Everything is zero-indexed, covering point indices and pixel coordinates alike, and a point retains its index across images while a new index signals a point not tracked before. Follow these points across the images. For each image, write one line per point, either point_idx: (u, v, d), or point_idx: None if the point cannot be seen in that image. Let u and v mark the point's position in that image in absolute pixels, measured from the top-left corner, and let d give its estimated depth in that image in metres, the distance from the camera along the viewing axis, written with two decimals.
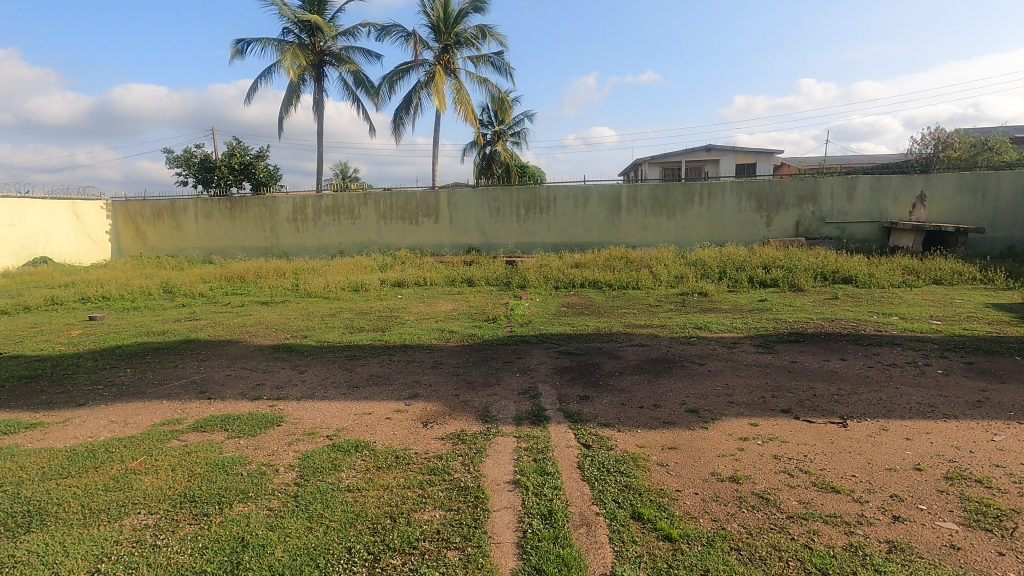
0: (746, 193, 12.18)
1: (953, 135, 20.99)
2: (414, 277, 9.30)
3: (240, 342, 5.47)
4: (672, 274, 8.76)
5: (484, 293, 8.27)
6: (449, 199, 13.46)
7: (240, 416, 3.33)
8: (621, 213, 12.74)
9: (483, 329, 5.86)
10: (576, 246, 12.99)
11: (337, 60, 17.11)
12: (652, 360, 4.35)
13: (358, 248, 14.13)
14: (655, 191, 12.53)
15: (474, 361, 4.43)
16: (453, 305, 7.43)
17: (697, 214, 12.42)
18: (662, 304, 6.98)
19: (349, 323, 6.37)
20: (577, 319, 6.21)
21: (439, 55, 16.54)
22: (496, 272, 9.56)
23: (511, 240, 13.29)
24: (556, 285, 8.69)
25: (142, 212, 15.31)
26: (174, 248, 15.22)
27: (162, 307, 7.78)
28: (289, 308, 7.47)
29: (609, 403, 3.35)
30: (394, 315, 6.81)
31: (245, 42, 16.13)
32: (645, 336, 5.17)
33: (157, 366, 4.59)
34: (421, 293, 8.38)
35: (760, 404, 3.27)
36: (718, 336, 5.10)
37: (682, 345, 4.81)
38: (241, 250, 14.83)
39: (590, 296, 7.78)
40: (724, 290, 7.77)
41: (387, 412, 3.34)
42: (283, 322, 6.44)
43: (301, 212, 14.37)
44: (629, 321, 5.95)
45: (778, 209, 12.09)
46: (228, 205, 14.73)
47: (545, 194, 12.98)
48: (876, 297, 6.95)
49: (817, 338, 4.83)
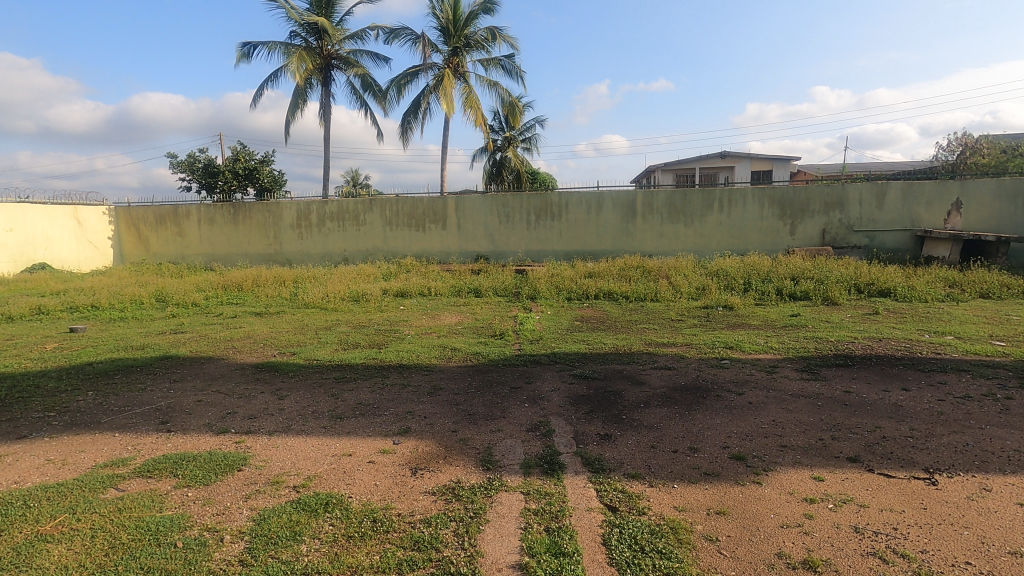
0: (769, 199, 11.57)
1: (981, 140, 20.20)
2: (419, 287, 8.81)
3: (222, 360, 4.97)
4: (693, 285, 8.18)
5: (492, 305, 7.74)
6: (456, 205, 12.98)
7: (197, 456, 2.82)
8: (636, 220, 12.18)
9: (490, 346, 5.32)
10: (589, 254, 12.46)
11: (344, 63, 16.80)
12: (682, 388, 3.79)
13: (363, 255, 13.70)
14: (672, 197, 11.96)
15: (477, 386, 3.89)
16: (457, 318, 6.91)
17: (716, 221, 11.82)
18: (684, 320, 6.41)
19: (344, 338, 5.87)
20: (593, 336, 5.65)
21: (448, 58, 16.17)
22: (505, 282, 9.03)
23: (521, 248, 12.78)
24: (568, 297, 8.15)
25: (144, 218, 15.01)
26: (176, 254, 14.89)
27: (150, 319, 7.33)
28: (282, 320, 6.98)
29: (635, 444, 2.80)
30: (393, 329, 6.30)
31: (252, 45, 15.86)
32: (670, 357, 4.60)
33: (123, 389, 4.09)
34: (425, 304, 7.88)
35: (821, 450, 2.70)
36: (752, 357, 4.53)
37: (713, 368, 4.23)
38: (244, 257, 14.47)
39: (605, 309, 7.22)
40: (751, 304, 7.19)
41: (371, 452, 2.82)
42: (273, 336, 5.95)
43: (305, 218, 13.96)
44: (650, 339, 5.39)
45: (803, 217, 11.47)
46: (232, 210, 14.37)
47: (556, 199, 12.45)
48: (921, 311, 6.34)
49: (868, 361, 4.24)
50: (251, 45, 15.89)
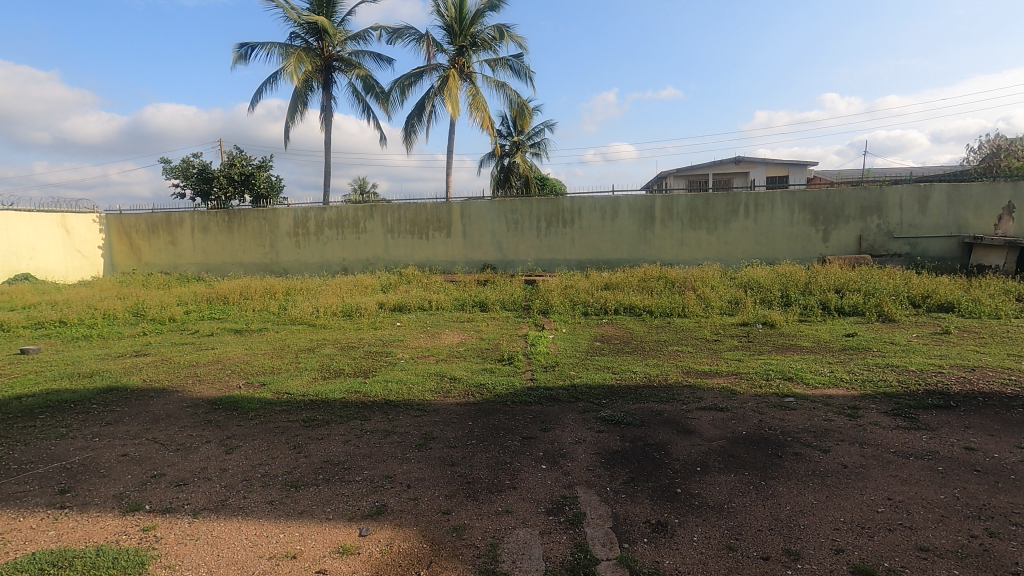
0: (799, 203, 10.67)
1: (1015, 143, 19.19)
2: (418, 301, 7.98)
3: (176, 392, 4.15)
4: (724, 299, 7.30)
5: (499, 322, 6.89)
6: (462, 211, 12.19)
7: (78, 557, 1.97)
8: (654, 227, 11.31)
9: (496, 376, 4.45)
10: (603, 263, 11.61)
11: (346, 65, 16.13)
12: (745, 440, 2.91)
13: (363, 265, 12.93)
14: (694, 201, 11.08)
15: (477, 438, 3.04)
16: (460, 337, 6.06)
17: (742, 228, 10.94)
18: (721, 342, 5.52)
19: (327, 362, 5.04)
20: (618, 362, 4.77)
21: (454, 58, 15.47)
22: (514, 295, 8.21)
23: (531, 256, 11.95)
24: (585, 312, 7.29)
25: (136, 226, 14.35)
26: (168, 264, 14.21)
27: (117, 337, 6.55)
28: (262, 340, 6.17)
29: (704, 544, 1.94)
30: (385, 351, 5.47)
31: (250, 47, 15.21)
32: (718, 394, 3.72)
33: (40, 435, 3.28)
34: (424, 320, 7.07)
35: (986, 561, 1.82)
36: (822, 395, 3.64)
37: (777, 411, 3.35)
38: (238, 267, 13.75)
39: (628, 328, 6.35)
40: (795, 321, 6.29)
41: (326, 554, 1.97)
42: (246, 361, 5.12)
43: (303, 226, 13.22)
44: (687, 367, 4.52)
45: (837, 222, 10.56)
46: (227, 218, 13.69)
47: (568, 205, 11.63)
48: (1001, 331, 5.43)
49: (975, 402, 3.34)
50: (249, 45, 15.25)
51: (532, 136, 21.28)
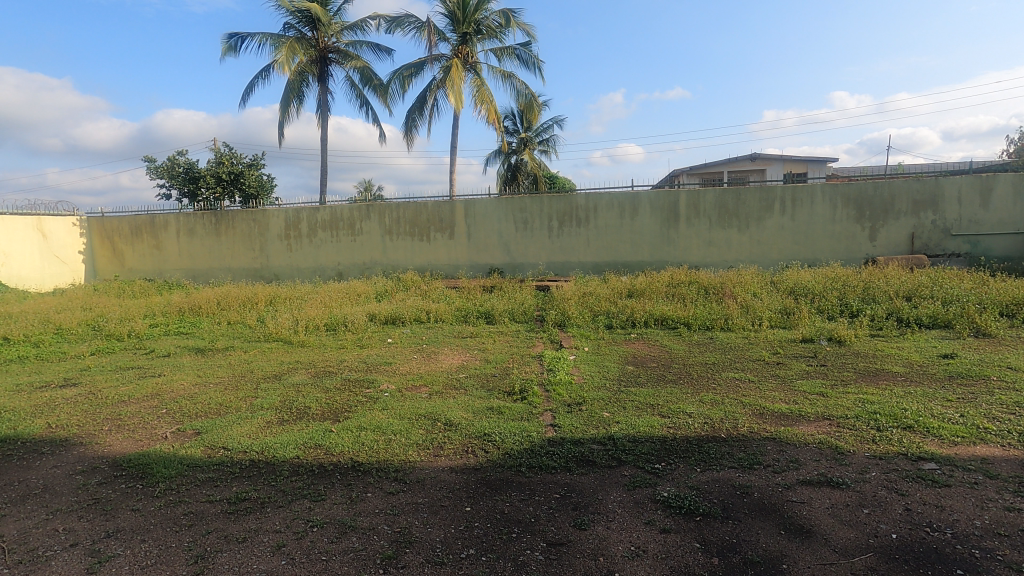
0: (842, 198, 9.55)
1: None
2: (414, 313, 6.91)
3: (79, 447, 3.10)
4: (772, 309, 6.20)
5: (507, 339, 5.82)
6: (466, 211, 11.15)
7: None
8: (678, 226, 10.21)
9: (506, 419, 3.38)
10: (622, 266, 10.53)
11: (342, 56, 15.16)
12: (901, 555, 1.83)
13: (359, 269, 11.93)
14: (723, 197, 9.97)
15: (478, 545, 1.97)
16: (461, 360, 4.98)
17: (777, 226, 9.83)
18: (787, 366, 4.40)
19: (289, 398, 3.96)
20: (663, 397, 3.68)
21: (457, 48, 14.47)
22: (525, 304, 7.13)
23: (542, 259, 10.88)
24: (608, 325, 6.20)
25: (119, 230, 13.43)
26: (153, 270, 13.28)
27: (57, 359, 5.52)
28: (225, 363, 5.14)
29: None
30: (367, 380, 4.40)
31: (239, 37, 14.26)
32: (820, 456, 2.63)
33: None
34: (420, 337, 6.00)
35: None
36: (974, 459, 2.53)
37: (924, 491, 2.25)
38: (226, 273, 12.80)
39: (663, 346, 5.25)
40: (867, 338, 5.17)
41: None
42: (191, 395, 4.07)
43: (295, 227, 12.23)
44: (757, 406, 3.42)
45: (886, 219, 9.42)
46: (214, 220, 12.74)
47: (583, 202, 10.54)
48: None
49: None
50: (239, 35, 14.29)
51: (540, 132, 20.19)
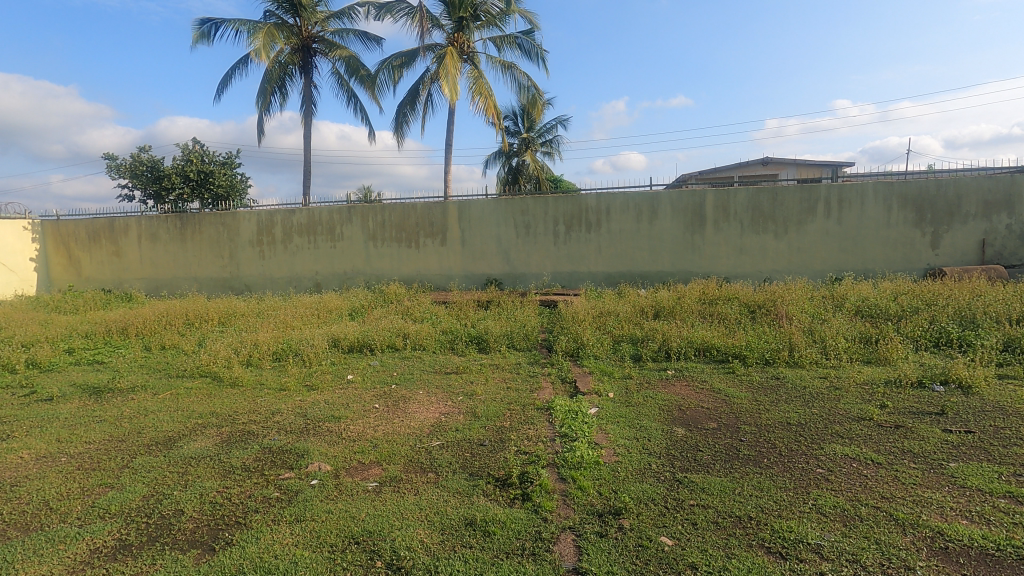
0: (899, 198, 8.15)
1: None
2: (387, 337, 5.49)
3: None
4: (848, 336, 4.79)
5: (504, 376, 4.40)
6: (460, 214, 9.77)
7: None
8: (704, 231, 8.82)
9: (496, 555, 1.95)
10: (639, 277, 9.14)
11: (327, 46, 13.83)
12: None
13: (340, 280, 10.55)
14: (757, 197, 8.57)
15: None
16: (439, 414, 3.55)
17: (821, 230, 8.43)
18: (917, 433, 2.98)
19: (159, 490, 2.54)
20: (755, 503, 2.26)
21: (452, 36, 13.14)
22: (527, 326, 5.71)
23: (546, 269, 9.49)
24: (636, 357, 4.80)
25: (76, 235, 12.06)
26: (113, 279, 11.91)
27: None
28: (113, 415, 3.72)
29: None
30: (294, 452, 2.97)
31: (213, 24, 12.95)
32: None
33: None
34: (390, 372, 4.60)
35: None
36: None
37: None
38: (192, 283, 11.43)
39: (717, 392, 3.84)
40: (999, 383, 3.75)
41: None
42: (14, 483, 2.65)
43: (268, 232, 10.85)
44: (928, 531, 1.99)
45: (951, 223, 8.04)
46: (179, 224, 11.35)
47: (593, 203, 9.16)
48: None
49: None
50: (212, 22, 12.97)
51: (542, 132, 18.82)
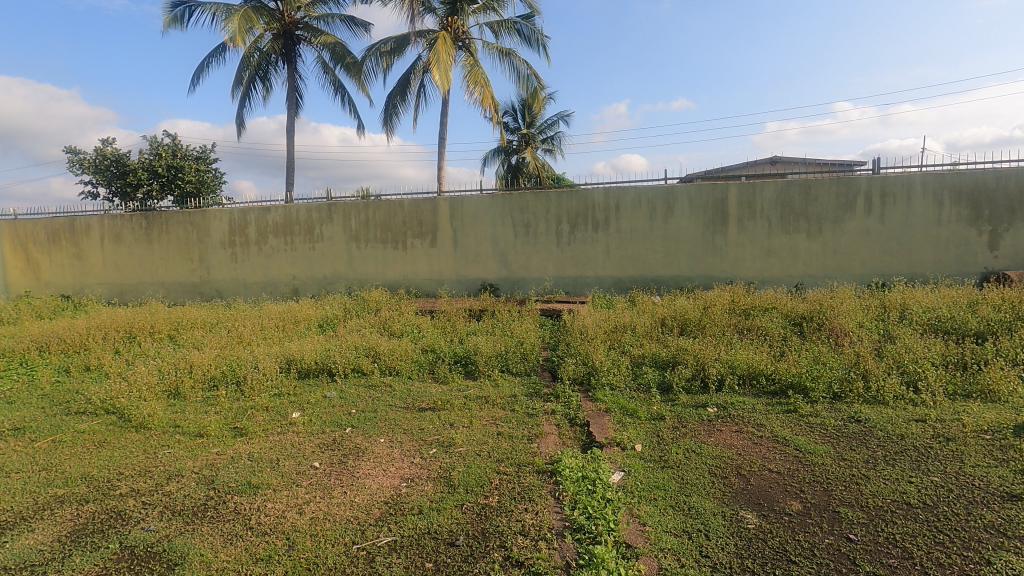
0: (952, 191, 7.12)
1: None
2: (352, 358, 4.44)
3: None
4: (933, 359, 3.76)
5: (496, 415, 3.36)
6: (451, 211, 8.76)
7: None
8: (727, 230, 7.79)
9: None
10: (652, 282, 8.11)
11: (311, 33, 12.82)
12: None
13: (319, 286, 9.53)
14: (788, 191, 7.53)
15: None
16: (398, 482, 2.51)
17: (861, 229, 7.40)
18: None
19: None
20: None
21: (445, 20, 12.14)
22: (525, 344, 4.66)
23: (548, 273, 8.46)
24: (663, 386, 3.77)
25: (35, 235, 11.03)
26: (74, 284, 10.90)
27: None
28: None
29: None
30: (163, 562, 1.93)
31: (186, 7, 11.94)
32: None
33: None
34: (347, 407, 3.56)
35: None
36: None
37: None
38: (159, 289, 10.41)
39: (786, 445, 2.80)
40: None
41: None
42: None
43: (241, 233, 9.83)
44: None
45: (1012, 221, 7.01)
46: (144, 223, 10.32)
47: (601, 199, 8.14)
48: None
49: None
50: (185, 5, 11.95)
51: (543, 128, 17.82)
